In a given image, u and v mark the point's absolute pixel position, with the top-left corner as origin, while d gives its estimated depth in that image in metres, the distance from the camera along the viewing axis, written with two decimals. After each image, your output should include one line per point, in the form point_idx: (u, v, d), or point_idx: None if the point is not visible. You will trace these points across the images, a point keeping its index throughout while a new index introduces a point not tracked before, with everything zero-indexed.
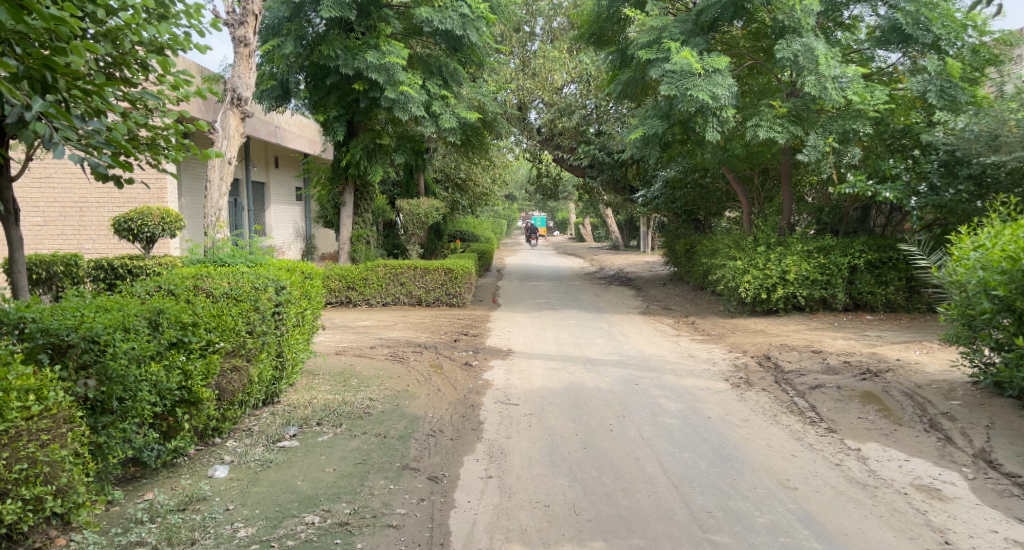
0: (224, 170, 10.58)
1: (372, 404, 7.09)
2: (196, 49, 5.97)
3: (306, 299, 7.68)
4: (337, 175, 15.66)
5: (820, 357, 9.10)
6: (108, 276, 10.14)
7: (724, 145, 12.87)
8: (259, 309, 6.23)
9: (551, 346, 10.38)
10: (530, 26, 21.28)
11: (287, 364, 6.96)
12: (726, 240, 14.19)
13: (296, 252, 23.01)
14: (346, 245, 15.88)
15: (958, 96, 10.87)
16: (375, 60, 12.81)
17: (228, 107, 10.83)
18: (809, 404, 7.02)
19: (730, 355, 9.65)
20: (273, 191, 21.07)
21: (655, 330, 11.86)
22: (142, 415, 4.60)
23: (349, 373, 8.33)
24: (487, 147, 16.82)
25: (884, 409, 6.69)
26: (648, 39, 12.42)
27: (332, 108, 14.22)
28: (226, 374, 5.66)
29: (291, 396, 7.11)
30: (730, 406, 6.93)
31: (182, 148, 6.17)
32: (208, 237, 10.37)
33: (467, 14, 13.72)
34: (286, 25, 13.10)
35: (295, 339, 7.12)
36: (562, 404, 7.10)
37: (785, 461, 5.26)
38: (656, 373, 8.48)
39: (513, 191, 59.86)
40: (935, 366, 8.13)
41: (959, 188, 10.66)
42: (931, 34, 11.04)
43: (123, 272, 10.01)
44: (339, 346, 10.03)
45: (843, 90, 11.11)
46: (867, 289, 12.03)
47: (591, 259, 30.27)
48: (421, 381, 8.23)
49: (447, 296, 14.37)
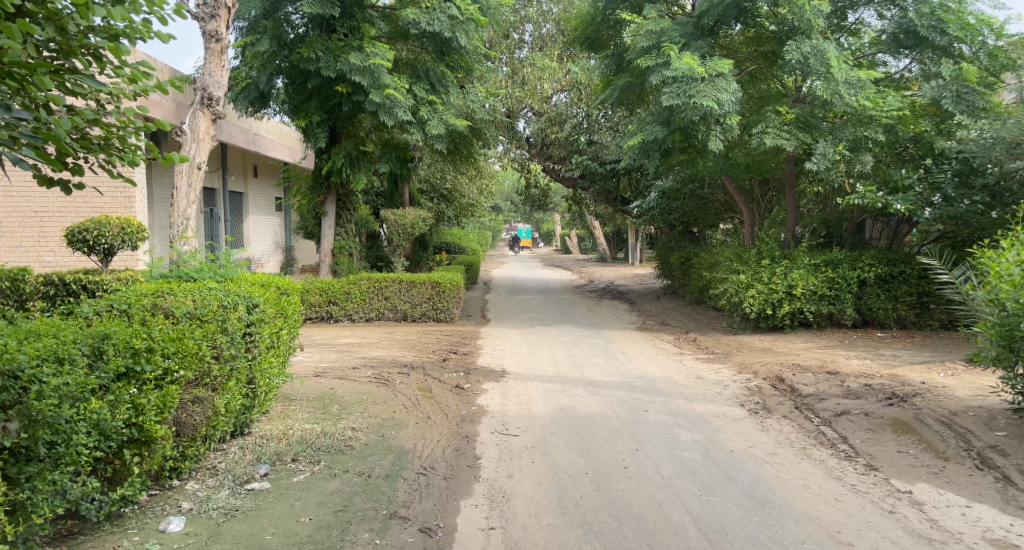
0: (192, 176, 9.90)
1: (355, 435, 6.38)
2: (158, 37, 5.26)
3: (283, 318, 6.94)
4: (318, 184, 14.89)
5: (837, 379, 8.43)
6: (58, 292, 9.29)
7: (725, 154, 12.37)
8: (227, 331, 5.55)
9: (547, 366, 9.68)
10: (519, 33, 20.61)
11: (259, 392, 6.21)
12: (726, 252, 13.62)
13: (275, 264, 22.20)
14: (327, 257, 15.07)
15: (976, 101, 10.33)
16: (359, 63, 12.09)
17: (199, 107, 10.11)
18: (838, 434, 6.35)
19: (741, 377, 8.96)
20: (250, 201, 20.26)
21: (656, 348, 11.20)
22: (77, 462, 3.84)
23: (329, 399, 7.59)
24: (475, 155, 16.19)
25: (923, 440, 6.08)
26: (647, 43, 11.84)
27: (314, 114, 13.45)
28: (186, 405, 4.94)
29: (265, 426, 6.36)
30: (753, 438, 6.25)
31: (142, 149, 5.42)
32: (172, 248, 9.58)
33: (456, 16, 13.06)
34: (263, 23, 12.35)
35: (269, 362, 6.39)
36: (566, 434, 6.41)
37: (831, 508, 4.62)
38: (666, 397, 7.80)
39: (498, 201, 58.90)
40: (965, 390, 7.56)
41: (975, 199, 10.14)
42: (947, 37, 10.59)
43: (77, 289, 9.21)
44: (319, 367, 9.25)
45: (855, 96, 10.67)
46: (877, 305, 11.45)
47: (580, 271, 29.62)
48: (410, 407, 7.50)
49: (434, 312, 13.63)
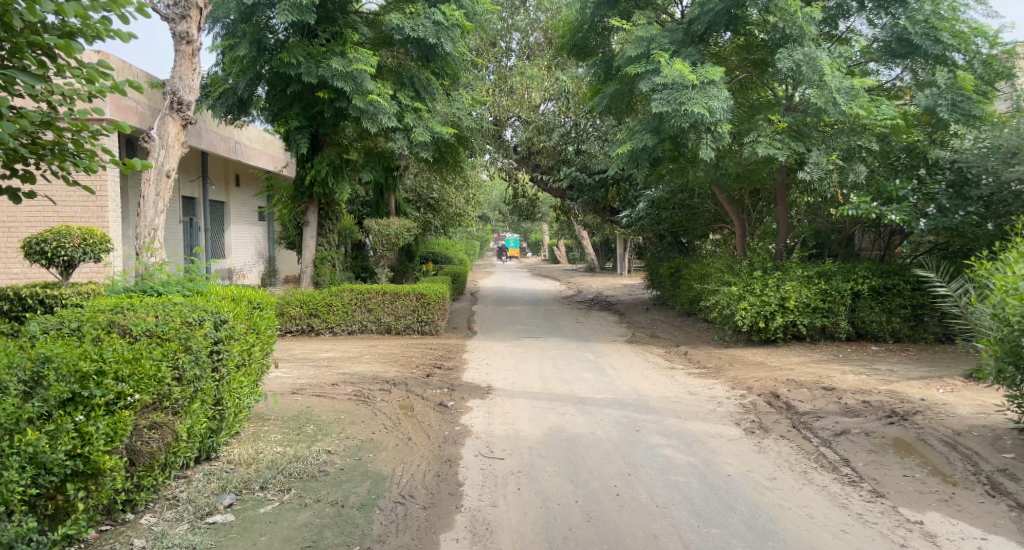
0: (159, 185, 9.58)
1: (331, 459, 6.02)
2: (117, 35, 4.94)
3: (255, 334, 6.55)
4: (299, 194, 14.50)
5: (834, 396, 8.14)
6: (13, 307, 8.87)
7: (715, 163, 12.14)
8: (191, 349, 5.16)
9: (534, 382, 9.34)
10: (507, 41, 20.35)
11: (228, 413, 5.83)
12: (716, 263, 13.37)
13: (257, 274, 21.75)
14: (309, 268, 14.66)
15: (972, 109, 10.17)
16: (341, 68, 11.79)
17: (168, 111, 9.78)
18: (840, 455, 6.05)
19: (735, 393, 8.64)
20: (232, 211, 19.84)
21: (646, 362, 10.88)
22: (9, 501, 3.67)
23: (305, 419, 7.22)
24: (462, 164, 15.85)
25: (928, 463, 5.79)
26: (636, 50, 11.59)
27: (294, 119, 13.05)
28: (141, 431, 4.59)
29: (234, 450, 5.98)
30: (751, 460, 5.93)
31: (99, 156, 5.06)
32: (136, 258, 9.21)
33: (441, 22, 12.72)
34: (242, 27, 11.98)
35: (239, 382, 6.00)
36: (554, 456, 6.08)
37: (837, 542, 4.36)
38: (658, 415, 7.48)
39: (485, 211, 58.57)
40: (967, 408, 7.29)
41: (969, 210, 9.92)
42: (941, 45, 10.38)
43: (32, 304, 8.80)
44: (296, 383, 8.87)
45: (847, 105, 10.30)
46: (871, 318, 11.18)
47: (568, 282, 29.29)
48: (390, 427, 7.14)
49: (419, 324, 13.27)
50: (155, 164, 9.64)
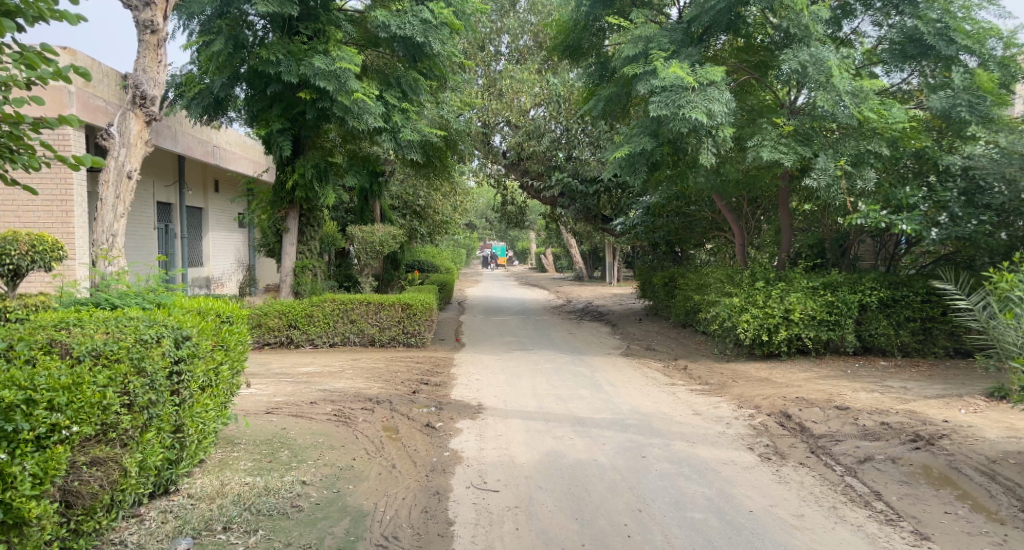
0: (120, 187, 9.03)
1: (307, 492, 5.41)
2: (66, 20, 4.33)
3: (223, 352, 5.90)
4: (278, 199, 13.81)
5: (850, 416, 7.59)
6: None
7: (716, 170, 11.64)
8: (145, 372, 4.55)
9: (529, 400, 8.71)
10: (496, 45, 19.80)
11: (190, 441, 5.18)
12: (716, 272, 12.81)
13: (235, 283, 20.98)
14: (289, 276, 13.96)
15: (990, 111, 9.67)
16: (324, 66, 11.09)
17: (130, 107, 9.20)
18: (869, 486, 5.53)
19: (742, 413, 8.07)
20: (210, 217, 19.12)
21: (646, 377, 10.28)
22: None
23: (279, 443, 6.58)
24: (449, 169, 15.22)
25: (967, 496, 5.31)
26: (633, 50, 11.00)
27: (275, 121, 12.34)
28: (80, 469, 3.99)
29: (197, 481, 5.34)
30: (772, 492, 5.38)
31: (41, 151, 4.42)
32: (91, 267, 8.57)
33: (429, 20, 12.12)
34: (217, 22, 11.34)
35: (203, 405, 5.36)
36: (554, 488, 5.49)
37: None
38: (664, 439, 6.91)
39: (473, 218, 57.96)
40: (996, 431, 6.79)
41: (982, 219, 9.51)
42: (955, 45, 9.92)
43: None
44: (272, 403, 8.20)
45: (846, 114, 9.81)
46: (879, 331, 10.67)
47: (558, 290, 28.63)
48: (372, 453, 6.51)
49: (404, 336, 12.66)
50: (115, 163, 9.07)
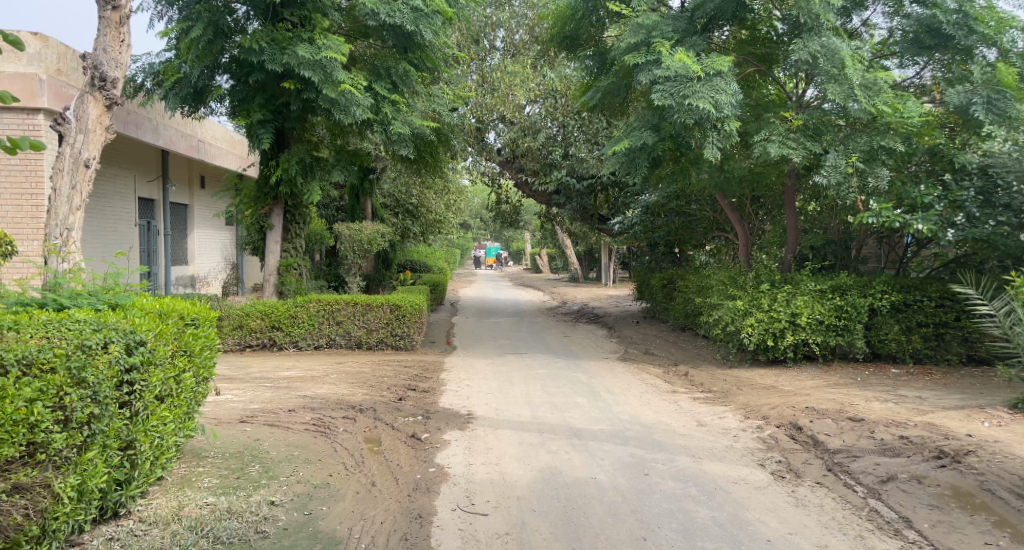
0: (77, 177, 8.48)
1: (275, 514, 4.87)
2: None
3: (185, 357, 5.33)
4: (263, 194, 13.26)
5: (865, 429, 7.06)
6: None
7: (720, 166, 11.10)
8: (86, 383, 4.03)
9: (522, 408, 8.18)
10: (490, 39, 19.24)
11: (143, 459, 4.61)
12: (718, 274, 12.29)
13: (220, 282, 20.33)
14: (273, 275, 13.40)
15: (1009, 109, 9.09)
16: (309, 55, 10.58)
17: (88, 90, 8.68)
18: (897, 511, 5.03)
19: (750, 425, 7.54)
20: (194, 213, 18.50)
21: (645, 384, 9.76)
22: None
23: (250, 457, 6.02)
24: (441, 165, 14.65)
25: (1006, 524, 4.82)
26: (635, 38, 10.37)
27: (257, 111, 11.74)
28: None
29: (152, 503, 4.79)
30: (791, 517, 4.88)
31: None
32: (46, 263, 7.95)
33: (420, 8, 11.51)
34: (196, 7, 10.82)
35: (161, 417, 4.79)
36: (550, 511, 4.97)
37: None
38: (668, 453, 6.38)
39: (467, 218, 57.29)
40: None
41: (1000, 220, 9.06)
42: (975, 35, 9.50)
43: None
44: (247, 411, 7.63)
45: (858, 109, 9.30)
46: (890, 337, 10.19)
47: (553, 292, 28.02)
48: (352, 468, 5.97)
49: (392, 339, 12.09)
50: (71, 149, 8.50)
